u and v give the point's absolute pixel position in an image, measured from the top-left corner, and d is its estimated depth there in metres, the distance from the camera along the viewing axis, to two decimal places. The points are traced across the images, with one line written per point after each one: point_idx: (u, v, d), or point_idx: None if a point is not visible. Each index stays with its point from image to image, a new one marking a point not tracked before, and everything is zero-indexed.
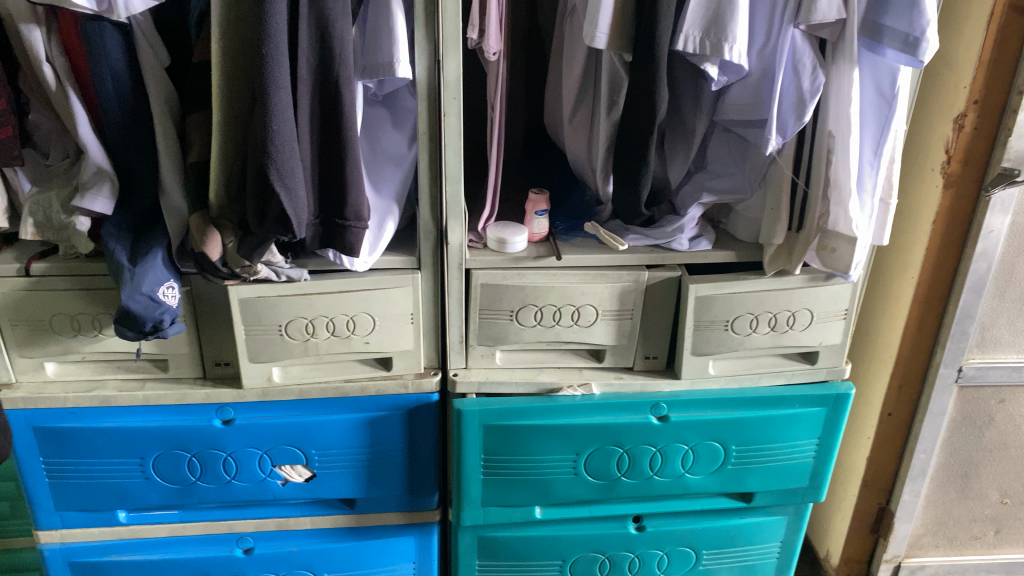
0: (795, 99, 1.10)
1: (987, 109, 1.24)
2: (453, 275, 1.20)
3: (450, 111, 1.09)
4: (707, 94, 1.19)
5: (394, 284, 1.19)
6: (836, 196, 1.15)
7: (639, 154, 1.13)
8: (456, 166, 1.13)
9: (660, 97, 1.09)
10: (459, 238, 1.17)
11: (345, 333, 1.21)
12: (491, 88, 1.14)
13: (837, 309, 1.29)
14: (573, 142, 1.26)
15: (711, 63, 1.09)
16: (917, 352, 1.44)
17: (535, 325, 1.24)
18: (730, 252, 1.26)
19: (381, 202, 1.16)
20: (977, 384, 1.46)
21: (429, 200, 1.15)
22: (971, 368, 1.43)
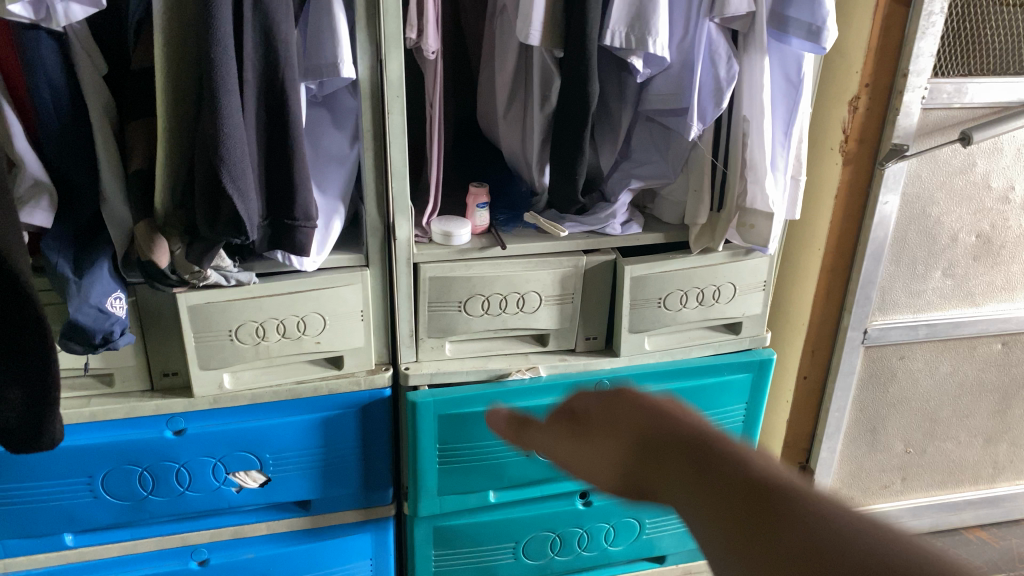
0: (713, 87, 1.19)
1: (877, 91, 1.37)
2: (402, 269, 1.23)
3: (393, 109, 1.13)
4: (631, 87, 1.26)
5: (343, 282, 1.21)
6: (754, 173, 1.26)
7: (574, 145, 1.20)
8: (401, 162, 1.16)
9: (592, 91, 1.15)
10: (406, 234, 1.21)
11: (296, 334, 1.22)
12: (428, 87, 1.18)
13: (756, 281, 1.39)
14: (506, 136, 1.31)
15: (636, 56, 1.16)
16: (827, 318, 1.57)
17: (483, 314, 1.29)
18: (660, 234, 1.33)
19: (326, 202, 1.19)
20: (880, 344, 1.59)
21: (375, 197, 1.18)
22: (875, 330, 1.57)
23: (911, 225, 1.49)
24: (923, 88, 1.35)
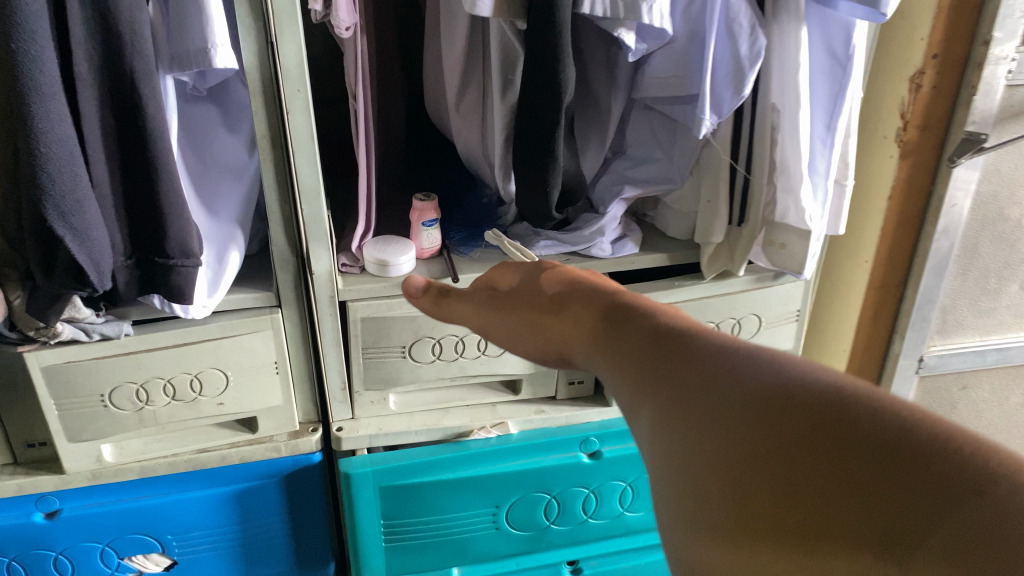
0: (730, 67, 0.88)
1: (947, 64, 1.05)
2: (324, 310, 0.96)
3: (295, 107, 0.84)
4: (621, 67, 0.95)
5: (247, 329, 0.94)
6: (785, 178, 0.96)
7: (544, 148, 0.91)
8: (312, 176, 0.88)
9: (565, 78, 0.86)
10: (326, 266, 0.93)
11: (190, 396, 0.95)
12: (347, 74, 0.89)
13: (788, 311, 1.09)
14: (462, 133, 1.02)
15: (626, 29, 0.85)
16: (873, 343, 1.27)
17: (433, 361, 1.02)
18: (662, 255, 1.04)
19: (217, 228, 0.91)
20: (939, 373, 1.30)
21: (282, 220, 0.90)
22: (933, 358, 1.27)
23: (984, 231, 1.18)
24: (1012, 60, 1.03)
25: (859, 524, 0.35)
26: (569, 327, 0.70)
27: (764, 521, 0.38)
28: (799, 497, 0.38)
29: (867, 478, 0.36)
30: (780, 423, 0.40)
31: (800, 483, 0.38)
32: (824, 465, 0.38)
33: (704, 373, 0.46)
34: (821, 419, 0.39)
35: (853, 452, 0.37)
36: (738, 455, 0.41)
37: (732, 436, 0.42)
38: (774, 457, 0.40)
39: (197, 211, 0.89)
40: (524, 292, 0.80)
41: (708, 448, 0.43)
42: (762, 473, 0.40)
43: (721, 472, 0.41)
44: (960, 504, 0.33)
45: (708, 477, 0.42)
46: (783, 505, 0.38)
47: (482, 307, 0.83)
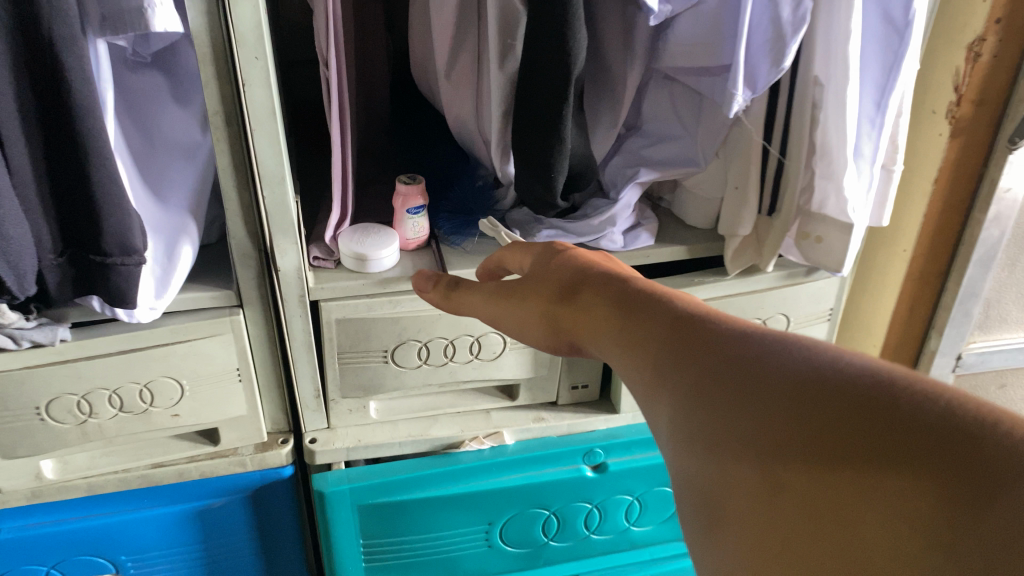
0: (769, 33, 0.75)
1: (1012, 30, 0.92)
2: (294, 312, 0.84)
3: (252, 79, 0.70)
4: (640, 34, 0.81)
5: (204, 333, 0.82)
6: (825, 164, 0.83)
7: (549, 129, 0.77)
8: (274, 159, 0.75)
9: (577, 47, 0.72)
10: (294, 262, 0.81)
11: (140, 408, 0.83)
12: (315, 38, 0.75)
13: (819, 310, 0.97)
14: (452, 106, 0.88)
15: None
16: (907, 339, 1.16)
17: (419, 366, 0.90)
18: (681, 247, 0.91)
19: (168, 218, 0.78)
20: (977, 371, 1.19)
21: (241, 211, 0.78)
22: (972, 355, 1.16)
23: None
24: None
25: (902, 522, 0.30)
26: (568, 309, 0.60)
27: (791, 509, 0.34)
28: (833, 485, 0.33)
29: (911, 467, 0.31)
30: (810, 401, 0.36)
31: (832, 463, 0.33)
32: (863, 449, 0.33)
33: (726, 347, 0.42)
34: (850, 398, 0.34)
35: (899, 441, 0.32)
36: (764, 436, 0.36)
37: (755, 418, 0.37)
38: (804, 440, 0.35)
39: (141, 199, 0.77)
40: (539, 277, 0.65)
41: (727, 426, 0.38)
42: (788, 459, 0.35)
43: (714, 441, 0.38)
44: (966, 457, 0.30)
45: (729, 460, 0.37)
46: (812, 495, 0.33)
47: (493, 295, 0.68)
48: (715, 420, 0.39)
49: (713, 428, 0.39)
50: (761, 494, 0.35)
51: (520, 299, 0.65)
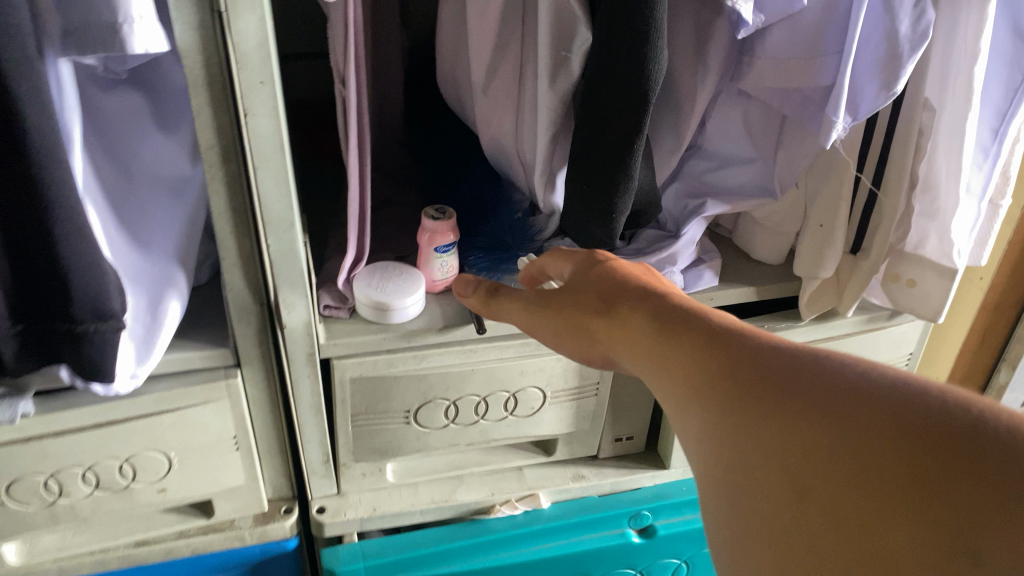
0: (880, 50, 0.63)
1: None
2: (302, 371, 0.71)
3: (256, 107, 0.56)
4: (717, 47, 0.68)
5: (196, 400, 0.69)
6: (928, 201, 0.72)
7: (614, 162, 0.64)
8: (281, 201, 0.61)
9: (658, 67, 0.59)
10: (302, 317, 0.68)
11: (121, 485, 0.71)
12: (331, 50, 0.62)
13: (897, 355, 0.85)
14: (487, 124, 0.75)
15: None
16: (971, 371, 1.05)
17: (445, 426, 0.78)
18: (749, 288, 0.79)
19: (150, 265, 0.65)
20: None
21: (240, 260, 0.64)
22: None
23: None
24: None
25: (900, 494, 0.36)
26: (616, 325, 0.56)
27: (824, 508, 0.38)
28: (863, 487, 0.37)
29: (932, 467, 0.35)
30: (842, 417, 0.40)
31: (888, 490, 0.36)
32: (885, 454, 0.37)
33: (752, 362, 0.45)
34: (874, 408, 0.39)
35: (913, 439, 0.37)
36: (792, 446, 0.41)
37: (784, 431, 0.41)
38: (840, 450, 0.39)
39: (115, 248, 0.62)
40: (582, 282, 0.61)
41: (760, 440, 0.42)
42: (816, 469, 0.39)
43: (781, 466, 0.41)
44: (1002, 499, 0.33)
45: (766, 471, 0.41)
46: (842, 495, 0.38)
47: (534, 304, 0.63)
48: (747, 432, 0.43)
49: (746, 441, 0.43)
50: (803, 503, 0.39)
51: (567, 306, 0.61)
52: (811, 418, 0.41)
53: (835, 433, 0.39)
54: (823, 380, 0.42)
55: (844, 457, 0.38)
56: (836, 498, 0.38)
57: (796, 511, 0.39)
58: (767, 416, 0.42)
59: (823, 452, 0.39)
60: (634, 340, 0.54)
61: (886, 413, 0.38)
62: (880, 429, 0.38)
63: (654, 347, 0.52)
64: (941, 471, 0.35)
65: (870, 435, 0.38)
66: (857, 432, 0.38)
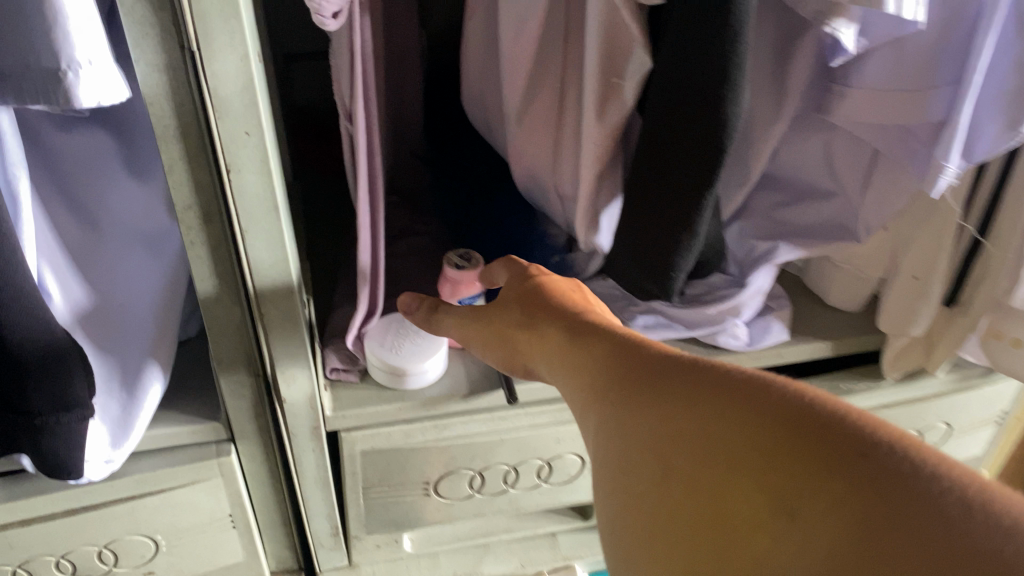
0: (1006, 83, 0.51)
1: None
2: (305, 445, 0.61)
3: (242, 164, 0.46)
4: (798, 73, 0.56)
5: (184, 479, 0.60)
6: None
7: (675, 215, 0.54)
8: (276, 266, 0.51)
9: (737, 114, 0.49)
10: (305, 388, 0.58)
11: (101, 570, 0.62)
12: (336, 83, 0.51)
13: (990, 415, 0.75)
14: (521, 156, 0.64)
15: (846, 19, 0.47)
16: None
17: (470, 496, 0.68)
18: (824, 342, 0.68)
19: (125, 334, 0.55)
20: None
21: (229, 330, 0.54)
22: None
23: None
24: None
25: (765, 499, 0.32)
26: (537, 327, 0.50)
27: (701, 515, 0.34)
28: (742, 501, 0.33)
29: (811, 480, 0.31)
30: (708, 400, 0.36)
31: (757, 485, 0.33)
32: (767, 468, 0.33)
33: (662, 369, 0.40)
34: (768, 417, 0.34)
35: (798, 456, 0.32)
36: (679, 449, 0.36)
37: (678, 438, 0.36)
38: (722, 449, 0.34)
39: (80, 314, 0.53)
40: (523, 294, 0.53)
41: (653, 445, 0.37)
42: (702, 471, 0.35)
43: (657, 448, 0.37)
44: (838, 468, 0.31)
45: (652, 475, 0.37)
46: (720, 509, 0.33)
47: (472, 318, 0.56)
48: (640, 433, 0.38)
49: (636, 437, 0.39)
50: (676, 503, 0.35)
51: (504, 324, 0.53)
52: (703, 422, 0.36)
53: (728, 443, 0.34)
54: (723, 382, 0.37)
55: (722, 450, 0.34)
56: (714, 511, 0.34)
57: (671, 513, 0.35)
58: (663, 419, 0.38)
59: (711, 462, 0.35)
60: (552, 341, 0.48)
61: (776, 421, 0.34)
62: (767, 438, 0.33)
63: (568, 353, 0.47)
64: (819, 496, 0.31)
65: (728, 419, 0.35)
66: (729, 421, 0.35)
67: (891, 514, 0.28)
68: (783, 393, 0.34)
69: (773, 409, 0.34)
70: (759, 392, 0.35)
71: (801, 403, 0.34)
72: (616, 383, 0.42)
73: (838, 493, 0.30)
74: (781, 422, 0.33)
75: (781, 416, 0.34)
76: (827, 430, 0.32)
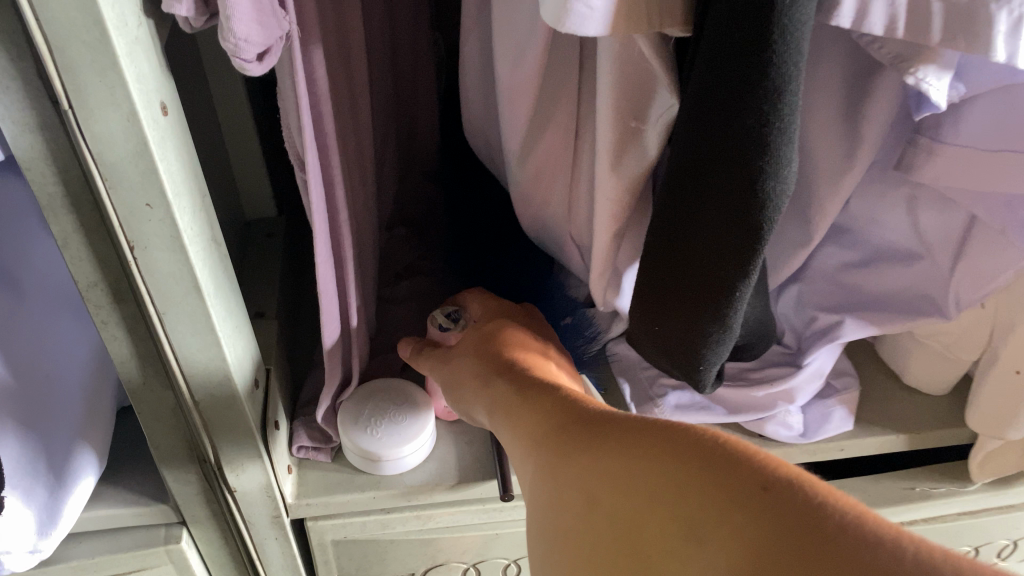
0: None
1: None
2: (266, 533, 0.53)
3: (148, 239, 0.38)
4: (875, 118, 0.44)
5: (129, 567, 0.53)
6: None
7: (699, 301, 0.42)
8: (206, 349, 0.42)
9: (781, 188, 0.37)
10: (259, 476, 0.50)
11: None
12: (283, 130, 0.42)
13: None
14: (530, 203, 0.53)
15: (938, 66, 0.35)
16: None
17: None
18: (896, 436, 0.56)
19: (61, 417, 0.47)
20: None
21: (162, 414, 0.46)
22: None
23: None
24: None
25: (676, 526, 0.30)
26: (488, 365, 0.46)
27: (615, 547, 0.32)
28: (651, 533, 0.31)
29: (722, 510, 0.30)
30: (626, 437, 0.35)
31: (669, 516, 0.31)
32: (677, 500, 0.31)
33: (587, 407, 0.38)
34: (680, 452, 0.32)
35: (710, 492, 0.30)
36: (590, 479, 0.34)
37: (593, 469, 0.34)
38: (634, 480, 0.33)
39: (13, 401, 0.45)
40: (495, 334, 0.49)
41: (566, 476, 0.35)
42: (618, 499, 0.33)
43: (572, 479, 0.35)
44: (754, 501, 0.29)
45: (564, 508, 0.34)
46: (630, 543, 0.32)
47: (441, 355, 0.51)
48: (557, 462, 0.36)
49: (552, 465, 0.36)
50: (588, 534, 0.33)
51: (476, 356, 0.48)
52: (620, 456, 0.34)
53: (642, 475, 0.33)
54: (636, 423, 0.35)
55: (638, 483, 0.33)
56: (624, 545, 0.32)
57: (587, 541, 0.33)
58: (582, 449, 0.36)
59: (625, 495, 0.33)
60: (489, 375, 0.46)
61: (691, 453, 0.32)
62: (680, 471, 0.32)
63: (510, 398, 0.43)
64: (724, 527, 0.29)
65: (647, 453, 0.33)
66: (648, 458, 0.33)
67: (802, 544, 0.28)
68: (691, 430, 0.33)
69: (684, 445, 0.32)
70: (669, 430, 0.34)
71: (709, 438, 0.32)
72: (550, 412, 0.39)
73: (742, 519, 0.29)
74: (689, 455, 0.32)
75: (689, 450, 0.32)
76: (734, 463, 0.31)
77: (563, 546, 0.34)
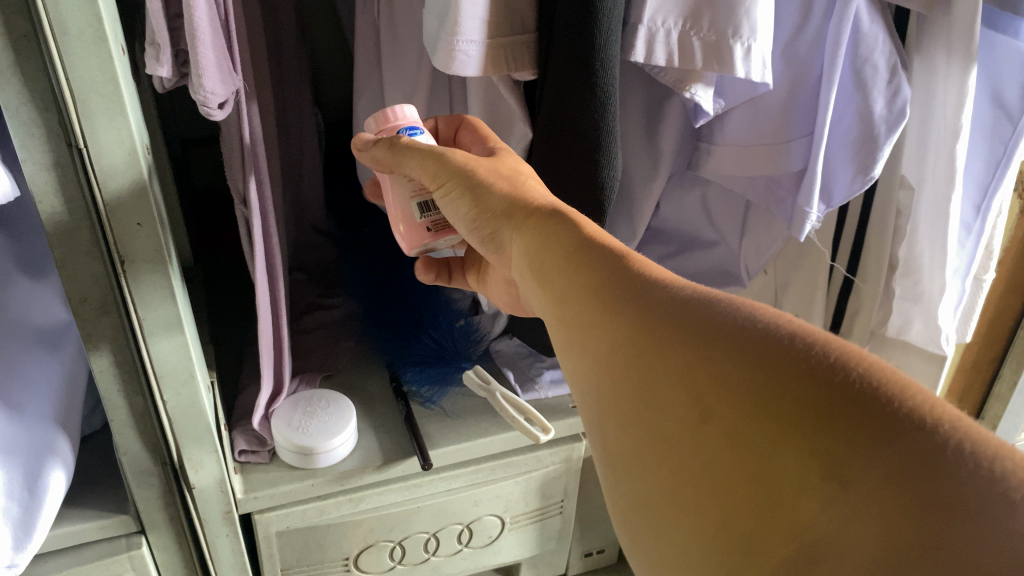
0: (852, 133, 0.56)
1: None
2: (220, 528, 0.61)
3: (135, 254, 0.47)
4: (669, 132, 0.60)
5: None
6: (909, 284, 0.67)
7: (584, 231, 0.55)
8: (177, 351, 0.51)
9: (615, 179, 0.52)
10: (214, 472, 0.58)
11: None
12: (228, 171, 0.52)
13: None
14: None
15: (704, 83, 0.51)
16: None
17: (392, 568, 0.69)
18: None
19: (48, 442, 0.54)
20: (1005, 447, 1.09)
21: (133, 421, 0.53)
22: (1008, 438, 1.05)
23: None
24: None
25: (817, 469, 0.27)
26: (524, 226, 0.44)
27: (710, 461, 0.31)
28: (782, 468, 0.28)
29: (868, 454, 0.26)
30: (704, 339, 0.32)
31: (788, 439, 0.28)
32: (810, 439, 0.28)
33: (645, 304, 0.35)
34: (785, 365, 0.29)
35: (846, 430, 0.27)
36: (669, 383, 0.33)
37: (682, 377, 0.32)
38: (725, 386, 0.30)
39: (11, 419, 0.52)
40: (507, 164, 0.49)
41: (648, 384, 0.34)
42: (710, 410, 0.31)
43: (656, 397, 0.33)
44: (898, 443, 0.26)
45: (649, 416, 0.33)
46: (744, 464, 0.29)
47: (444, 173, 0.47)
48: (640, 379, 0.34)
49: (621, 376, 0.35)
50: (685, 444, 0.32)
51: (472, 189, 0.47)
52: (715, 366, 0.31)
53: (738, 379, 0.30)
54: (726, 321, 0.32)
55: (733, 395, 0.30)
56: (736, 467, 0.30)
57: (682, 455, 0.32)
58: (659, 361, 0.33)
59: (711, 402, 0.31)
60: (540, 257, 0.42)
61: (801, 370, 0.28)
62: (811, 408, 0.28)
63: (561, 290, 0.40)
64: (877, 484, 0.26)
65: (740, 354, 0.30)
66: (737, 359, 0.30)
67: (947, 512, 0.25)
68: (830, 357, 0.28)
69: (796, 364, 0.29)
70: (773, 341, 0.30)
71: (842, 366, 0.28)
72: (606, 319, 0.37)
73: (892, 472, 0.26)
74: (811, 377, 0.28)
75: (814, 379, 0.28)
76: (875, 404, 0.27)
77: (648, 448, 0.33)
